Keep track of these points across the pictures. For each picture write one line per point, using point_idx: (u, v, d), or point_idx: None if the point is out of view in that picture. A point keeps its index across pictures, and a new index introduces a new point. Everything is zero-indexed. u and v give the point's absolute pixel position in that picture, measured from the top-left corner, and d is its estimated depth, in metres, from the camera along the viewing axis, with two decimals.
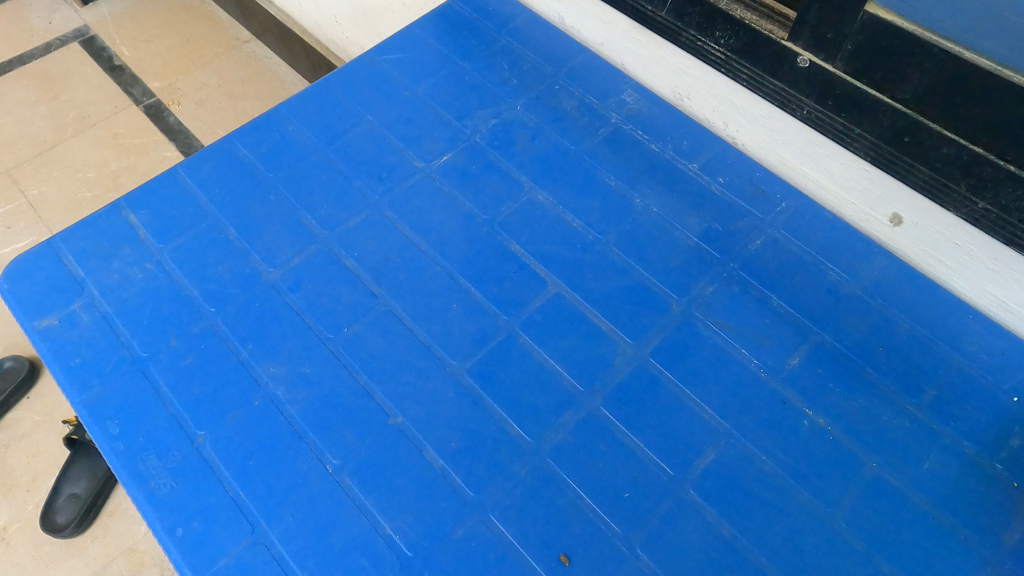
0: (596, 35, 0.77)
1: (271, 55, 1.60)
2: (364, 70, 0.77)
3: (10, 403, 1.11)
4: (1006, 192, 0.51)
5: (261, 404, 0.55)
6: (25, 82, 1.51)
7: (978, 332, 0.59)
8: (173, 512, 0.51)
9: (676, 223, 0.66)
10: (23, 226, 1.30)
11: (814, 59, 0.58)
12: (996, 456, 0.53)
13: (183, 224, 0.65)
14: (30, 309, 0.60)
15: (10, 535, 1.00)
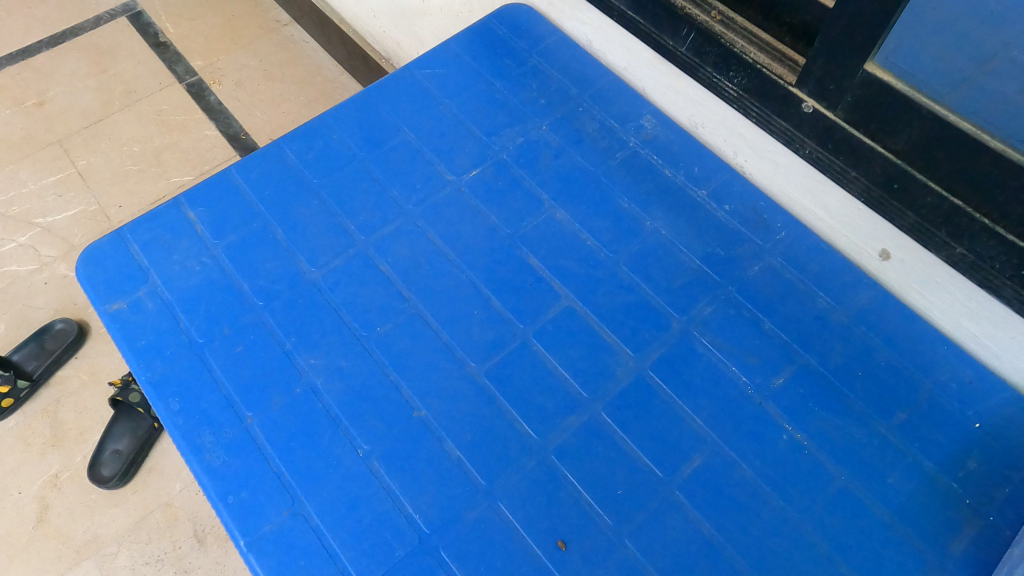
0: (620, 60, 0.83)
1: (309, 39, 1.66)
2: (403, 85, 0.84)
3: (61, 361, 1.20)
4: (980, 241, 0.55)
5: (302, 391, 0.63)
6: (76, 55, 1.58)
7: (951, 363, 0.64)
8: (225, 481, 0.59)
9: (682, 246, 0.72)
10: (74, 194, 1.39)
11: (817, 106, 0.62)
12: (954, 475, 0.59)
13: (236, 224, 0.72)
14: (102, 293, 0.68)
15: (61, 481, 1.10)
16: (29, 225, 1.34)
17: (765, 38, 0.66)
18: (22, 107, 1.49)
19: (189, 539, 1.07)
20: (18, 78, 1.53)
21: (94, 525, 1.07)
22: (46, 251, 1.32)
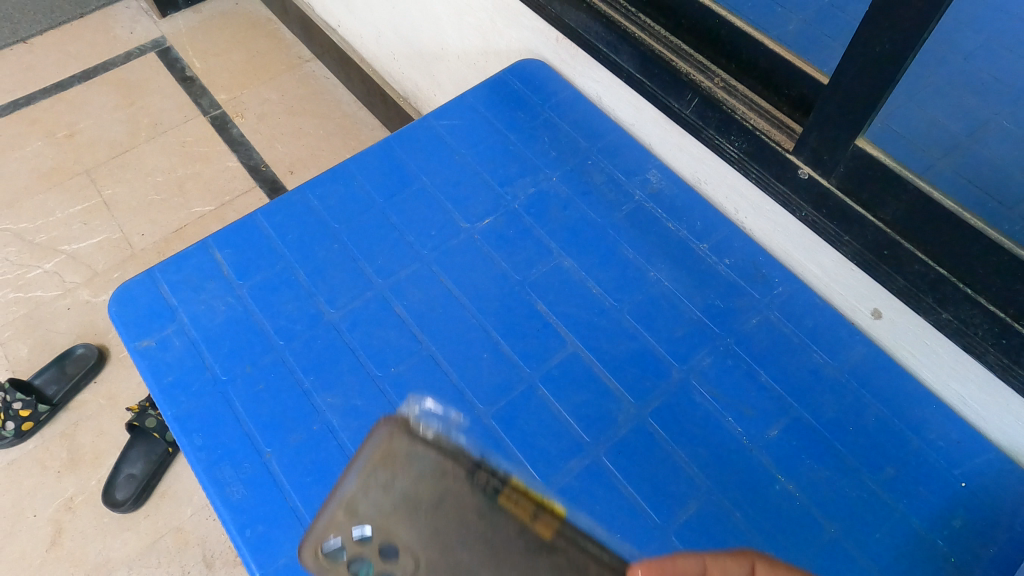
0: (629, 116, 0.87)
1: (329, 75, 1.71)
2: (422, 134, 0.89)
3: (80, 386, 1.24)
4: (965, 309, 0.58)
5: (318, 430, 0.66)
6: (107, 88, 1.65)
7: (939, 420, 0.67)
8: (244, 515, 0.62)
9: (683, 297, 0.75)
10: (99, 222, 1.44)
11: (812, 173, 0.64)
12: (940, 532, 0.61)
13: (261, 266, 0.77)
14: (132, 330, 0.72)
15: (75, 504, 1.13)
16: (55, 252, 1.39)
17: (764, 105, 0.68)
18: (53, 138, 1.55)
19: (198, 564, 1.09)
20: (50, 110, 1.60)
21: (106, 548, 1.09)
22: (70, 277, 1.36)
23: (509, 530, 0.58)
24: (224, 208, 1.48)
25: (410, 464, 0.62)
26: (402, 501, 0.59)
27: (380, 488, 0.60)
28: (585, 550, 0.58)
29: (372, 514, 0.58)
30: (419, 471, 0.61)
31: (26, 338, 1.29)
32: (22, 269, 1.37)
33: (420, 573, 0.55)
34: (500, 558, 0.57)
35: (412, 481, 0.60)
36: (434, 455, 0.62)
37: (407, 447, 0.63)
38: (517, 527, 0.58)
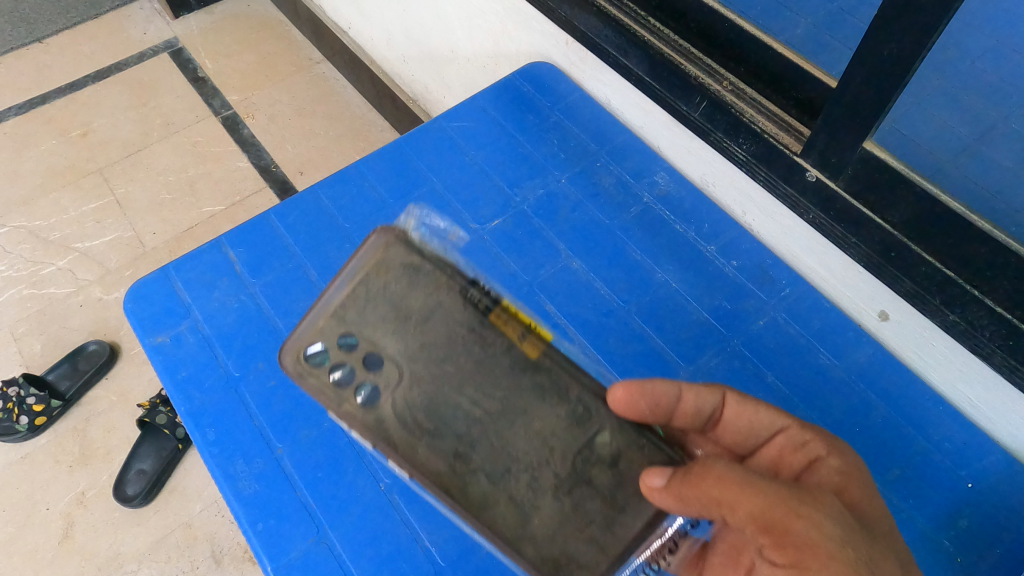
0: (637, 118, 0.88)
1: (340, 76, 1.73)
2: (432, 136, 0.90)
3: (92, 382, 1.25)
4: (971, 310, 0.58)
5: (329, 426, 0.67)
6: (120, 88, 1.67)
7: (946, 422, 0.67)
8: (255, 509, 0.63)
9: (691, 299, 0.76)
10: (111, 221, 1.45)
11: (820, 176, 0.65)
12: (945, 533, 0.62)
13: (273, 265, 0.78)
14: (147, 326, 0.73)
15: (87, 499, 1.14)
16: (68, 249, 1.41)
17: (772, 108, 0.69)
18: (67, 137, 1.57)
19: (207, 560, 1.10)
20: (65, 110, 1.62)
21: (116, 543, 1.11)
22: (83, 275, 1.38)
23: (501, 345, 0.56)
24: (235, 208, 1.49)
25: (397, 282, 0.57)
26: (392, 309, 0.56)
27: (367, 300, 0.56)
28: (570, 373, 0.56)
29: (362, 323, 0.55)
30: (411, 279, 0.58)
31: (40, 335, 1.31)
32: (36, 267, 1.38)
33: (405, 384, 0.54)
34: (491, 373, 0.55)
35: (405, 287, 0.57)
36: (429, 268, 0.58)
37: (402, 259, 0.58)
38: (511, 346, 0.56)
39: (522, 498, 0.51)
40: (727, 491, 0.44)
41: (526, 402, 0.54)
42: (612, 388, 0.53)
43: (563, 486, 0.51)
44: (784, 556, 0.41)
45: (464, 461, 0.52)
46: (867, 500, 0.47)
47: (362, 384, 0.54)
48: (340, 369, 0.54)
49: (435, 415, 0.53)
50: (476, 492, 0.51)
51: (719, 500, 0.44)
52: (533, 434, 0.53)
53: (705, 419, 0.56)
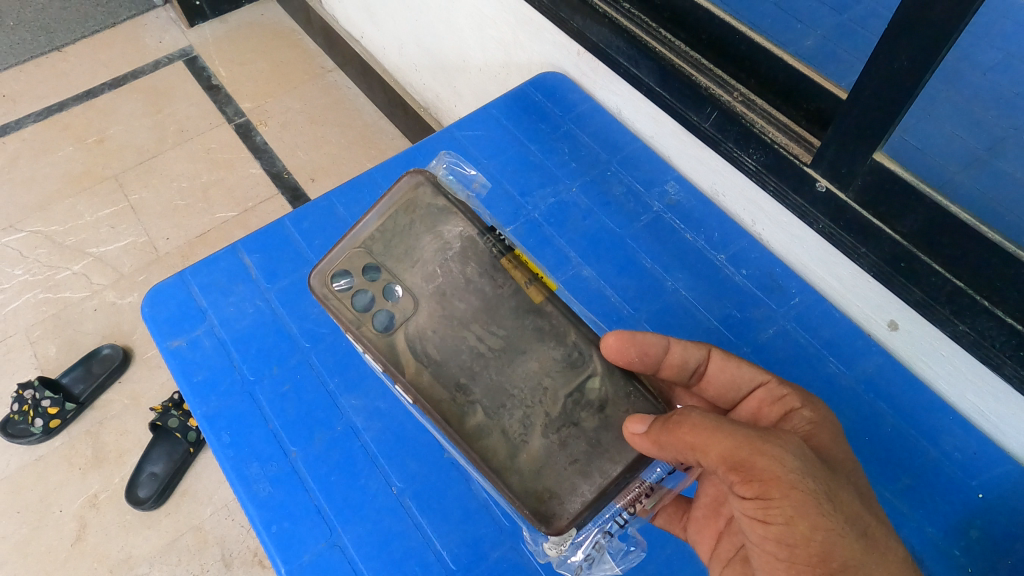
0: (648, 128, 0.89)
1: (351, 85, 1.74)
2: (445, 145, 0.92)
3: (106, 385, 1.27)
4: (982, 320, 0.58)
5: (342, 430, 0.68)
6: (135, 96, 1.69)
7: (956, 432, 0.67)
8: (269, 512, 0.64)
9: (700, 307, 0.77)
10: (125, 226, 1.47)
11: (830, 187, 0.65)
12: (955, 543, 0.62)
13: (288, 271, 0.79)
14: (165, 330, 0.74)
15: (99, 501, 1.15)
16: (83, 254, 1.43)
17: (783, 119, 0.69)
18: (83, 143, 1.60)
19: (216, 563, 1.11)
20: (81, 116, 1.65)
21: (128, 545, 1.12)
22: (97, 279, 1.40)
23: (508, 288, 0.66)
24: (247, 214, 1.51)
25: (422, 224, 0.68)
26: (414, 249, 0.67)
27: (392, 236, 0.68)
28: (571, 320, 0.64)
29: (387, 258, 0.67)
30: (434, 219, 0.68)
31: (54, 338, 1.33)
32: (52, 271, 1.40)
33: (417, 314, 0.64)
34: (495, 312, 0.65)
35: (427, 228, 0.68)
36: (451, 210, 0.69)
37: (428, 201, 0.69)
38: (517, 289, 0.66)
39: (512, 430, 0.59)
40: (698, 434, 0.48)
41: (526, 343, 0.63)
42: (603, 337, 0.59)
43: (552, 423, 0.59)
44: (750, 489, 0.46)
45: (464, 392, 0.61)
46: (833, 444, 0.51)
47: (380, 309, 0.65)
48: (363, 295, 0.65)
49: (441, 346, 0.63)
50: (471, 422, 0.59)
51: (691, 444, 0.49)
52: (529, 369, 0.62)
53: (689, 373, 0.61)
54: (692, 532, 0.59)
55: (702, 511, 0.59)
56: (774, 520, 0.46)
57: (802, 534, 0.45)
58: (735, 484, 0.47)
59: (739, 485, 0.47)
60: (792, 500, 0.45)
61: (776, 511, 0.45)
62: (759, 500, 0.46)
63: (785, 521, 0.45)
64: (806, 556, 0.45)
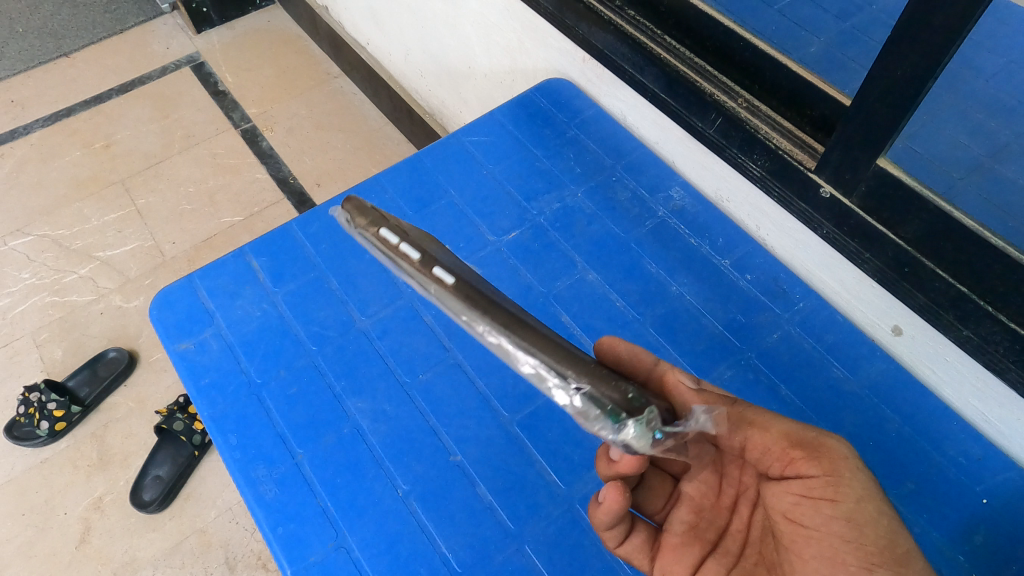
0: (652, 134, 0.90)
1: (357, 91, 1.75)
2: (451, 150, 0.93)
3: (112, 388, 1.27)
4: (985, 326, 0.59)
5: (348, 433, 0.69)
6: (143, 101, 1.71)
7: (960, 437, 0.67)
8: (276, 514, 0.64)
9: (705, 312, 0.77)
10: (131, 230, 1.48)
11: (834, 192, 0.66)
12: (960, 548, 0.62)
13: (295, 275, 0.79)
14: (173, 333, 0.75)
15: (104, 504, 1.16)
16: (90, 258, 1.44)
17: (787, 126, 0.70)
18: (91, 149, 1.61)
19: (220, 566, 1.11)
20: (89, 122, 1.66)
21: (132, 548, 1.12)
22: (104, 283, 1.40)
23: None
24: (253, 219, 1.52)
25: None
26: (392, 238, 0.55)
27: None
28: None
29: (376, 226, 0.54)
30: None
31: (61, 341, 1.33)
32: (59, 275, 1.41)
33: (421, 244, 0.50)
34: None
35: None
36: None
37: None
38: None
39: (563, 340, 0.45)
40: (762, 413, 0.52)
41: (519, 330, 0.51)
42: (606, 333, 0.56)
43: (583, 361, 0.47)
44: (816, 467, 0.49)
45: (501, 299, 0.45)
46: None
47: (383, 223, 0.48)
48: None
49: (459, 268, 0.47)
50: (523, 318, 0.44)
51: (752, 420, 0.51)
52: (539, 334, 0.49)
53: None
54: (664, 562, 0.56)
55: (677, 538, 0.56)
56: (845, 498, 0.47)
57: (868, 513, 0.47)
58: (797, 462, 0.50)
59: (804, 462, 0.49)
60: (859, 480, 0.48)
61: (846, 488, 0.47)
62: (829, 477, 0.48)
63: (855, 499, 0.47)
64: (875, 535, 0.46)
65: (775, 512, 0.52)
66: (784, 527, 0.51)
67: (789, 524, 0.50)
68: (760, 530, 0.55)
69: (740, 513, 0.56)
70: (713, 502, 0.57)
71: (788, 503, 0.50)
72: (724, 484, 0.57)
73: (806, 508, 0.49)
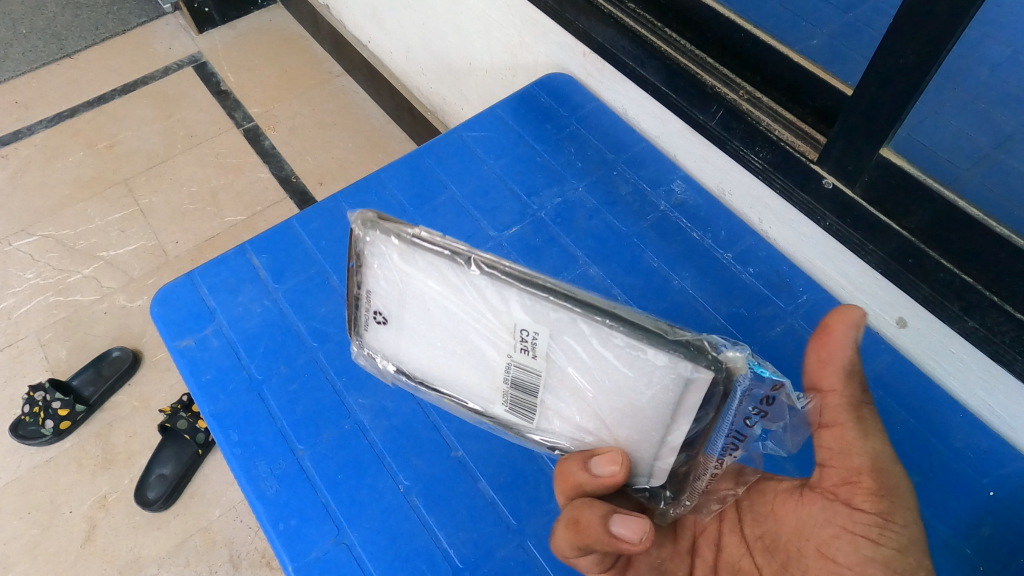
0: (653, 128, 0.89)
1: (359, 89, 1.75)
2: (451, 146, 0.92)
3: (116, 387, 1.27)
4: (991, 316, 0.58)
5: (349, 429, 0.68)
6: (146, 101, 1.71)
7: (966, 429, 0.67)
8: (277, 510, 0.64)
9: (707, 305, 0.76)
10: (135, 230, 1.48)
11: (837, 183, 0.65)
12: (966, 541, 0.61)
13: (296, 271, 0.79)
14: (174, 330, 0.75)
15: (109, 502, 1.16)
16: (94, 258, 1.44)
17: (789, 117, 0.69)
18: (94, 149, 1.61)
19: (225, 564, 1.11)
20: (92, 122, 1.66)
21: (137, 546, 1.12)
22: (108, 283, 1.41)
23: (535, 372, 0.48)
24: (256, 218, 1.52)
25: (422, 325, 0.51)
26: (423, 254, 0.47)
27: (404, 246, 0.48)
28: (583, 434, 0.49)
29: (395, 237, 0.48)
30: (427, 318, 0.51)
31: (65, 341, 1.34)
32: (63, 275, 1.41)
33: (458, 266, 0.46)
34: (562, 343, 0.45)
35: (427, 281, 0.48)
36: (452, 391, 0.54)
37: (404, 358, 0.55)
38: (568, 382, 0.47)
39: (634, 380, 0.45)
40: (870, 422, 0.47)
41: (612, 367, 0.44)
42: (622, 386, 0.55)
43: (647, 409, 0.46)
44: (874, 505, 0.46)
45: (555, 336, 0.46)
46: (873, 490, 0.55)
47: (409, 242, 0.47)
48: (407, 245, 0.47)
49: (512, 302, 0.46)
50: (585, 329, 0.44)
51: (825, 422, 0.48)
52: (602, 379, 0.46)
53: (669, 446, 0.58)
54: None
55: None
56: (887, 542, 0.46)
57: (907, 563, 0.46)
58: (855, 489, 0.47)
59: (862, 492, 0.47)
60: (907, 529, 0.46)
61: (894, 534, 0.46)
62: (878, 518, 0.46)
63: (897, 547, 0.46)
64: None
65: (806, 540, 0.49)
66: (812, 561, 0.48)
67: (819, 560, 0.48)
68: (732, 565, 0.54)
69: (703, 554, 0.56)
70: (673, 548, 0.56)
71: (825, 535, 0.48)
72: (681, 527, 0.57)
73: (844, 543, 0.47)
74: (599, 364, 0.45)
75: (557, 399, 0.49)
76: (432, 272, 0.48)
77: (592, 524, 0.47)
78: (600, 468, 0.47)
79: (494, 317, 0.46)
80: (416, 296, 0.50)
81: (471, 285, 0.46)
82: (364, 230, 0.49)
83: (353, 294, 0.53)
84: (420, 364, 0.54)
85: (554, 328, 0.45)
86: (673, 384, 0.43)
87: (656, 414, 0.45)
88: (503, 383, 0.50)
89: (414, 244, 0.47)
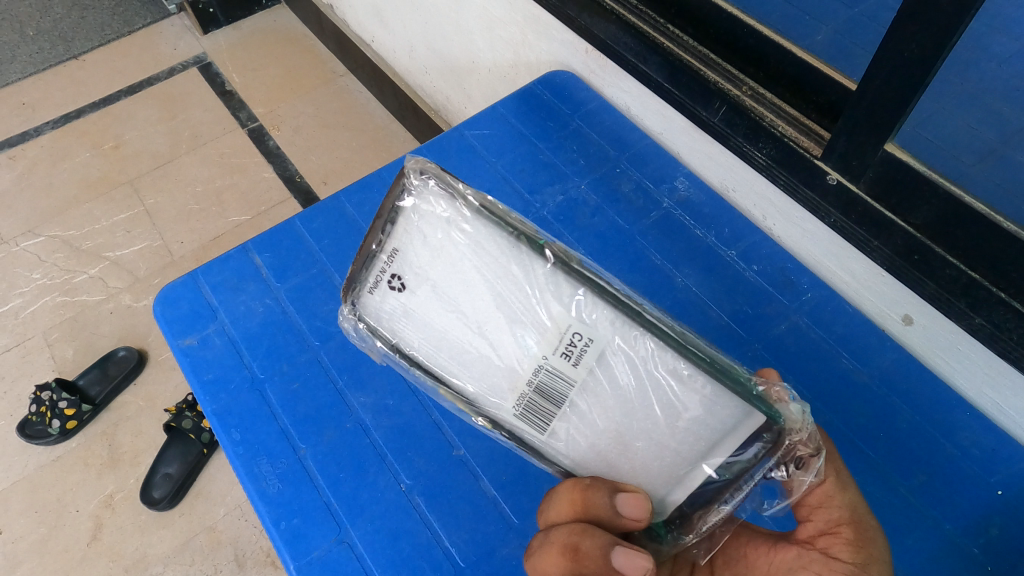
0: (657, 125, 0.89)
1: (363, 89, 1.75)
2: (453, 144, 0.92)
3: (121, 386, 1.28)
4: (998, 313, 0.57)
5: (352, 428, 0.68)
6: (151, 102, 1.72)
7: (973, 427, 0.66)
8: (278, 508, 0.64)
9: (712, 304, 0.76)
10: (140, 230, 1.49)
11: (842, 179, 0.64)
12: (974, 540, 0.61)
13: (298, 269, 0.79)
14: (177, 329, 0.75)
15: (115, 501, 1.16)
16: (99, 258, 1.45)
17: (793, 113, 0.69)
18: (100, 150, 1.62)
19: (229, 563, 1.11)
20: (98, 123, 1.67)
21: (142, 545, 1.12)
22: (113, 283, 1.41)
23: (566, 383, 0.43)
24: (260, 218, 1.52)
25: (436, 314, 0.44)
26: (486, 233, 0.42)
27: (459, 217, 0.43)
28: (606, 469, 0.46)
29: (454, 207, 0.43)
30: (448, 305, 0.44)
31: (71, 340, 1.34)
32: (69, 275, 1.42)
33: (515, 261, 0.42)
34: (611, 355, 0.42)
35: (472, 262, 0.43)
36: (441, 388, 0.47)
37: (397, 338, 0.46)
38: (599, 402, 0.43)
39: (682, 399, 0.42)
40: (844, 473, 0.49)
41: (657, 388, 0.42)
42: None
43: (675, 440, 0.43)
44: (853, 554, 0.47)
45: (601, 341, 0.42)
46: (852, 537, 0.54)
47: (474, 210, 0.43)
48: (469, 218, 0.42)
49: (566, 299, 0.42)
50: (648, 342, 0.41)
51: None
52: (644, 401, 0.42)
53: None
54: None
55: None
56: None
57: None
58: (834, 540, 0.48)
59: (840, 543, 0.47)
60: None
61: None
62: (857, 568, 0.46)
63: None
64: None
65: None
66: None
67: None
68: None
69: None
70: None
71: None
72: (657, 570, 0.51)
73: None
74: (646, 383, 0.41)
75: (576, 412, 0.44)
76: (488, 252, 0.42)
77: (593, 555, 0.44)
78: (626, 507, 0.43)
79: (545, 314, 0.41)
80: (454, 271, 0.43)
81: (531, 276, 0.42)
82: (419, 180, 0.43)
83: (373, 248, 0.45)
84: (415, 348, 0.46)
85: (609, 337, 0.41)
86: (722, 422, 0.41)
87: (689, 448, 0.42)
88: (524, 385, 0.43)
89: (483, 215, 0.42)
